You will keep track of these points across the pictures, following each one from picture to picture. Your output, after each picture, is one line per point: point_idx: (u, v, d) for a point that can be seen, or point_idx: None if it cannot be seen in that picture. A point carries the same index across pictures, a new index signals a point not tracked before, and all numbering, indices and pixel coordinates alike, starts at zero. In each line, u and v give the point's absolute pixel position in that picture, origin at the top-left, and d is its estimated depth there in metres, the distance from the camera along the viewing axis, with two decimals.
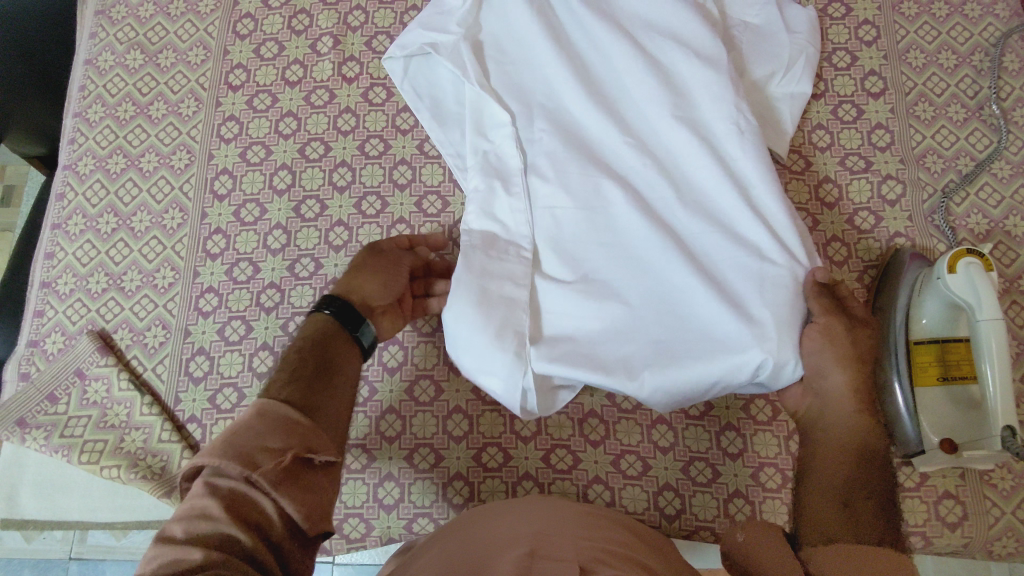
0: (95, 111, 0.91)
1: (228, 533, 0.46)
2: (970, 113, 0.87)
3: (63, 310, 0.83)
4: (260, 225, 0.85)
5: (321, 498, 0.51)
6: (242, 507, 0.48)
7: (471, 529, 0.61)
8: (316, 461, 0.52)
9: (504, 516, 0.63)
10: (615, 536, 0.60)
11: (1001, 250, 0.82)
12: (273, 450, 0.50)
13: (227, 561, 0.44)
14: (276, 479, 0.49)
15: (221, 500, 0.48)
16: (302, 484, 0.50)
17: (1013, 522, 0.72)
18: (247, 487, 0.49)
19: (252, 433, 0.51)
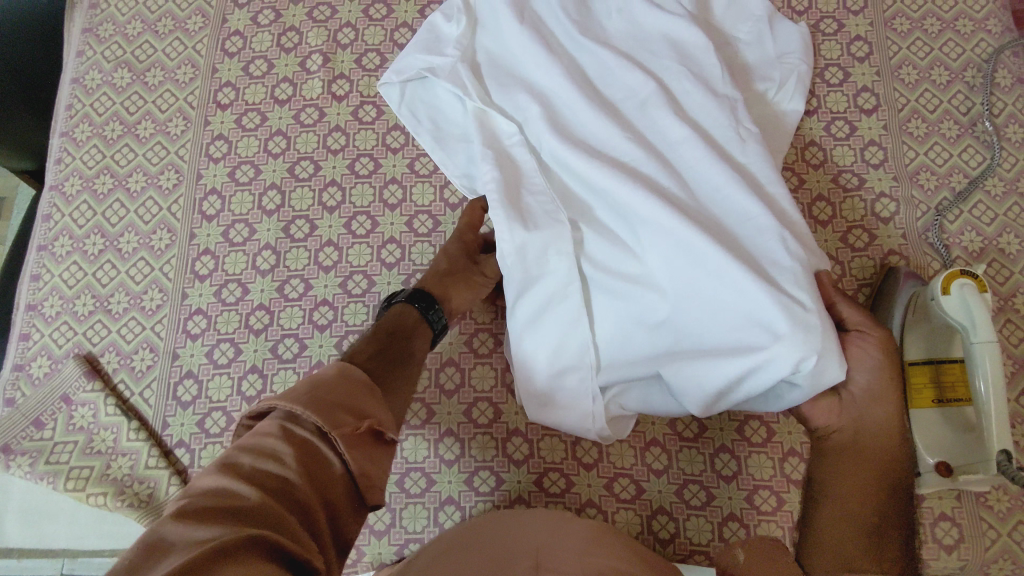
0: (82, 130, 0.90)
1: (291, 478, 0.46)
2: (963, 130, 0.87)
3: (49, 333, 0.82)
4: (248, 246, 0.84)
5: (378, 472, 0.52)
6: (310, 458, 0.49)
7: (474, 540, 0.61)
8: (383, 438, 0.53)
9: (507, 528, 0.63)
10: (619, 548, 0.60)
11: (995, 267, 0.81)
12: (351, 414, 0.52)
13: (286, 509, 0.44)
14: (351, 440, 0.50)
15: (292, 446, 0.48)
16: (367, 453, 0.51)
17: (1009, 544, 0.72)
18: (318, 440, 0.49)
19: (333, 393, 0.53)
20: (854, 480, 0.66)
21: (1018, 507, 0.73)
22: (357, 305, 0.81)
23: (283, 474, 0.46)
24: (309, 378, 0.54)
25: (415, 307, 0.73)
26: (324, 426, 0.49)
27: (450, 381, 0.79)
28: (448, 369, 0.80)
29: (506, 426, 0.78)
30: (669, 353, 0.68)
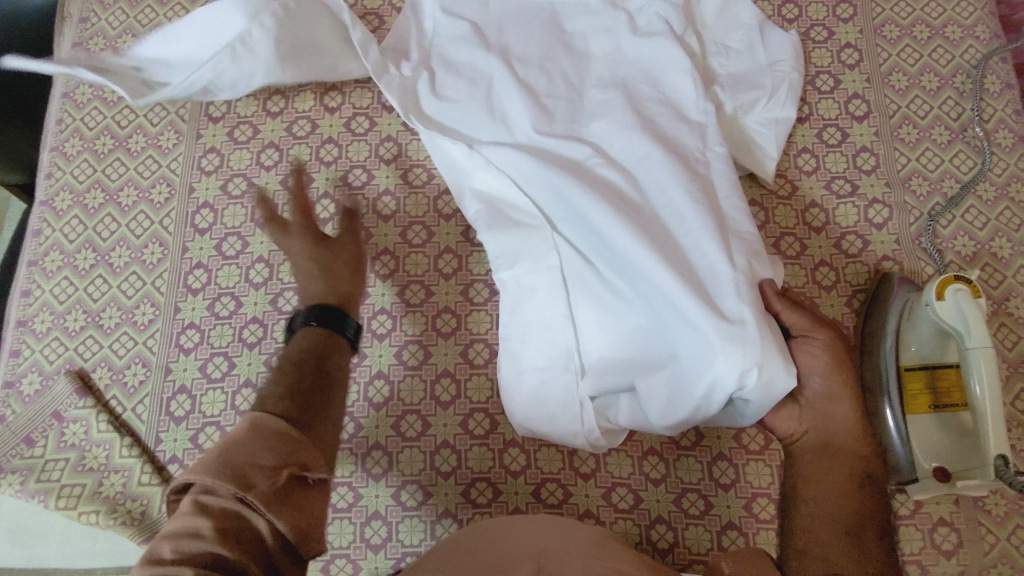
0: (72, 144, 0.89)
1: (215, 551, 0.44)
2: (953, 135, 0.88)
3: (40, 350, 0.81)
4: (241, 259, 0.83)
5: (312, 518, 0.50)
6: (233, 525, 0.46)
7: (479, 543, 0.61)
8: (310, 479, 0.51)
9: (513, 531, 0.63)
10: (622, 555, 0.61)
11: (988, 272, 0.81)
12: (267, 467, 0.49)
13: None
14: (274, 497, 0.47)
15: (213, 520, 0.46)
16: (296, 503, 0.49)
17: (1008, 548, 0.72)
18: (236, 504, 0.47)
19: (248, 452, 0.50)
20: (834, 478, 0.63)
21: (1015, 511, 0.73)
22: None
23: (202, 551, 0.43)
24: (220, 441, 0.51)
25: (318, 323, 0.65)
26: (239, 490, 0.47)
27: (446, 392, 0.79)
28: (444, 381, 0.79)
29: (503, 437, 0.77)
30: (637, 368, 0.68)
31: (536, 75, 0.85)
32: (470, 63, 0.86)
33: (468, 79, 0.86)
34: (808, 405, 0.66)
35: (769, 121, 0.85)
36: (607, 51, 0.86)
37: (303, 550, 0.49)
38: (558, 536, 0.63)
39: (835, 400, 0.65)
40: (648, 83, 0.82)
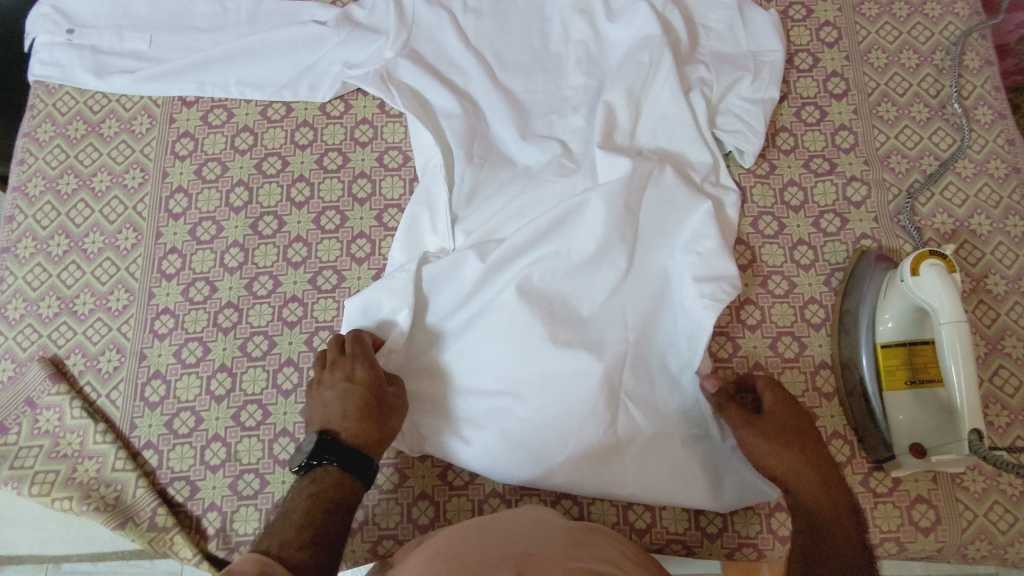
0: (44, 130, 0.88)
1: None
2: (933, 113, 0.87)
3: (13, 337, 0.80)
4: (216, 244, 0.83)
5: None
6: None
7: (458, 548, 0.59)
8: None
9: (490, 534, 0.61)
10: (601, 553, 0.58)
11: (966, 249, 0.81)
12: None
13: None
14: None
15: None
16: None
17: (985, 524, 0.72)
18: None
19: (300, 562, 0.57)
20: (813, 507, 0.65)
21: (992, 488, 0.73)
22: (328, 301, 0.80)
23: None
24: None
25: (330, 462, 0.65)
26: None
27: None
28: None
29: None
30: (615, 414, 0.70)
31: (513, 60, 0.86)
32: (450, 51, 0.86)
33: (447, 70, 0.86)
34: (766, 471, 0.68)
35: (752, 110, 0.83)
36: (588, 37, 0.86)
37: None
38: (536, 534, 0.60)
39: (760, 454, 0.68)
40: (630, 59, 0.81)
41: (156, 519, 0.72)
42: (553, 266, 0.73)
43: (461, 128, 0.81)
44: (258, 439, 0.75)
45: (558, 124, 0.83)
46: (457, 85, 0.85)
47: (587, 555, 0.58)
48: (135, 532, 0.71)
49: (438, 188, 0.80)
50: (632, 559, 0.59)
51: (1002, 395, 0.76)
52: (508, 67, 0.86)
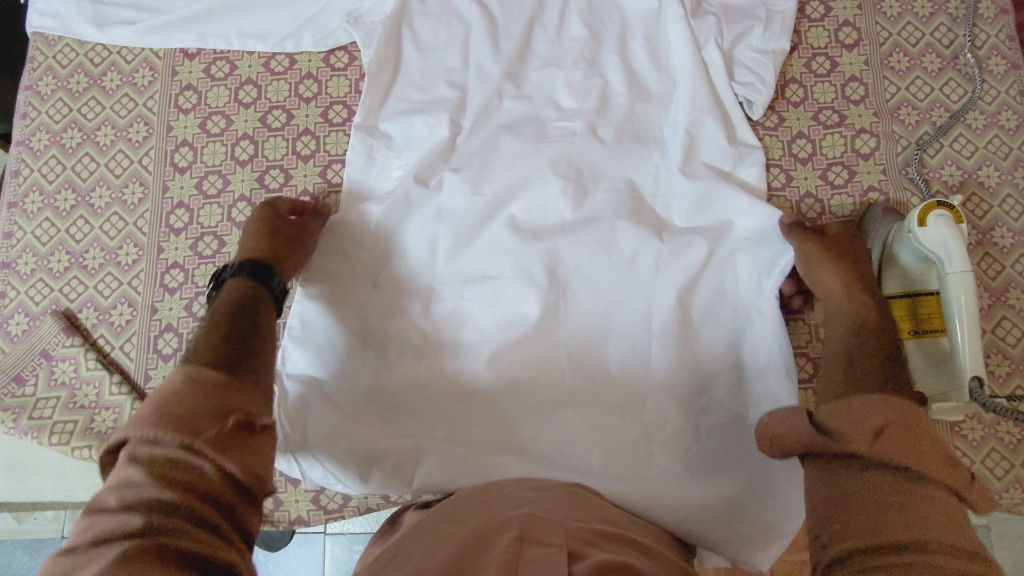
0: (46, 84, 0.87)
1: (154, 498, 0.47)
2: (945, 63, 0.86)
3: (25, 291, 0.81)
4: (223, 198, 0.83)
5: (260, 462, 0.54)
6: (180, 470, 0.49)
7: (464, 513, 0.61)
8: (258, 427, 0.55)
9: (494, 499, 0.63)
10: (602, 514, 0.62)
11: (973, 202, 0.81)
12: (217, 415, 0.53)
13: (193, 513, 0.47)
14: (217, 442, 0.51)
15: (153, 465, 0.49)
16: (247, 449, 0.53)
17: (981, 472, 0.74)
18: (182, 453, 0.50)
19: (194, 396, 0.53)
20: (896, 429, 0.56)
21: (990, 436, 0.75)
22: None
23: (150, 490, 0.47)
24: (156, 396, 0.54)
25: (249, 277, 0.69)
26: (183, 436, 0.50)
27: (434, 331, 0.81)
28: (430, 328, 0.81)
29: None
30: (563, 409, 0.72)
31: (519, 9, 0.84)
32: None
33: (451, 21, 0.84)
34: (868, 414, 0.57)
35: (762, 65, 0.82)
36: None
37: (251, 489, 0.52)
38: (539, 496, 0.63)
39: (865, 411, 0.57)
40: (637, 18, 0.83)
41: None
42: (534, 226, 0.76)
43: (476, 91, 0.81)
44: None
45: (564, 77, 0.82)
46: (459, 37, 0.84)
47: (588, 517, 0.61)
48: None
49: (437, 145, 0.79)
50: (632, 527, 0.63)
51: (1004, 345, 0.77)
52: (515, 15, 0.84)
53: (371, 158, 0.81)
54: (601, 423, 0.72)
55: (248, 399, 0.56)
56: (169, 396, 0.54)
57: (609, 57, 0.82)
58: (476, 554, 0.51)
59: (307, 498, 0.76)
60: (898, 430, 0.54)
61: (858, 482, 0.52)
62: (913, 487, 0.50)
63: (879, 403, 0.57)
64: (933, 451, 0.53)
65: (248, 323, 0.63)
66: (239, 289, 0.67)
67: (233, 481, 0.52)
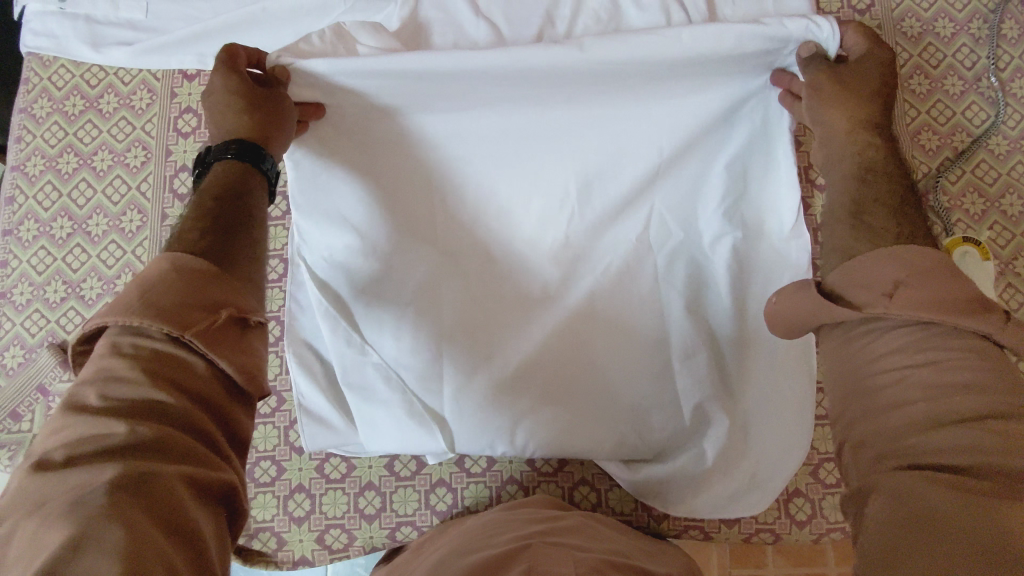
0: (41, 106, 0.85)
1: (152, 397, 0.40)
2: (967, 86, 0.83)
3: (21, 322, 0.79)
4: None
5: (254, 358, 0.46)
6: (170, 368, 0.42)
7: (469, 549, 0.59)
8: (254, 322, 0.47)
9: (500, 533, 0.61)
10: (614, 546, 0.61)
11: (996, 231, 0.79)
12: (205, 306, 0.44)
13: (176, 437, 0.40)
14: (211, 335, 0.43)
15: (143, 361, 0.42)
16: (241, 344, 0.45)
17: None
18: (170, 346, 0.43)
19: (169, 286, 0.44)
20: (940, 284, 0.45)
21: None
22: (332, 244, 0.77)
23: (140, 395, 0.40)
24: (138, 281, 0.45)
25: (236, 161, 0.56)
26: (173, 329, 0.42)
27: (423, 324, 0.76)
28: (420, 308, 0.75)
29: None
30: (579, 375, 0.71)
31: None
32: None
33: None
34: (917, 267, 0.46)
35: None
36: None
37: (251, 391, 0.46)
38: (551, 525, 0.62)
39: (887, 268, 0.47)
40: None
41: None
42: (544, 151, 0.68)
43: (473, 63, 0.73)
44: (273, 426, 0.78)
45: None
46: None
47: (601, 547, 0.60)
48: None
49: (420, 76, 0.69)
50: (645, 558, 0.61)
51: None
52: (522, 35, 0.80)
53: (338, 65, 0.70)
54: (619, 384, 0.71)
55: (238, 291, 0.47)
56: (148, 279, 0.45)
57: None
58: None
59: (312, 536, 0.75)
60: (930, 282, 0.46)
61: (872, 350, 0.46)
62: (939, 352, 0.44)
63: (912, 256, 0.47)
64: (960, 294, 0.45)
65: (238, 210, 0.52)
66: (228, 171, 0.55)
67: (225, 378, 0.45)
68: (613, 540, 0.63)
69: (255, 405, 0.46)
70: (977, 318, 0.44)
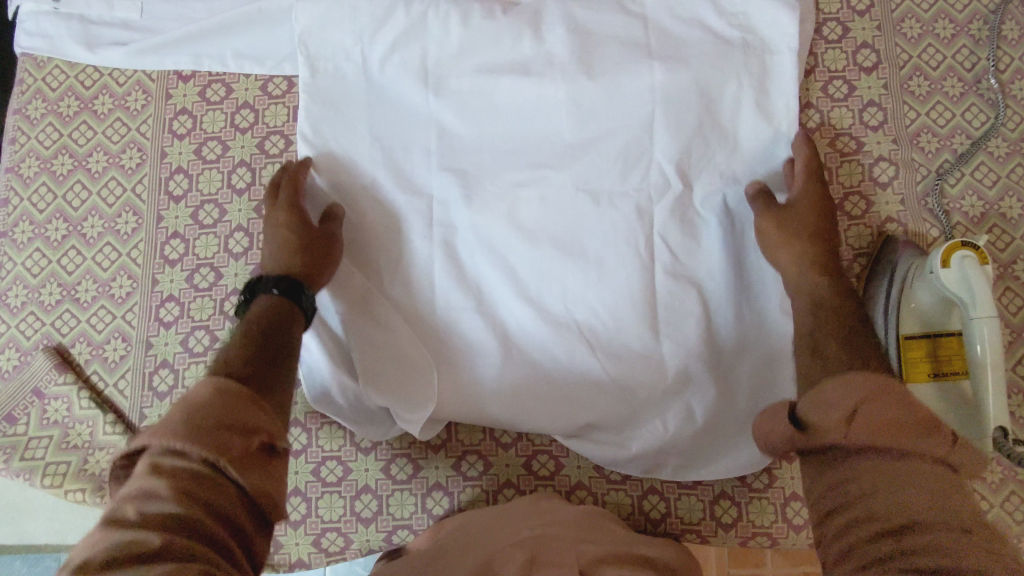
0: (35, 107, 0.84)
1: (172, 512, 0.44)
2: (967, 88, 0.83)
3: (16, 325, 0.78)
4: (220, 228, 0.80)
5: (273, 477, 0.52)
6: (203, 488, 0.47)
7: (471, 539, 0.60)
8: (280, 449, 0.53)
9: (502, 522, 0.62)
10: (614, 536, 0.61)
11: (995, 233, 0.79)
12: (242, 432, 0.51)
13: (197, 547, 0.44)
14: (242, 462, 0.49)
15: (170, 479, 0.46)
16: (263, 468, 0.51)
17: (999, 516, 0.72)
18: (205, 469, 0.48)
19: (205, 405, 0.51)
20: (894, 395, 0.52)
21: (1011, 478, 0.73)
22: None
23: (165, 509, 0.45)
24: (182, 402, 0.51)
25: (275, 292, 0.70)
26: (211, 453, 0.48)
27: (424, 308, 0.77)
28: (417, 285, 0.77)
29: None
30: (581, 341, 0.75)
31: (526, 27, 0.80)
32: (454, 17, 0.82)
33: (446, 35, 0.80)
34: (876, 386, 0.53)
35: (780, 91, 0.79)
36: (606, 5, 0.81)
37: (269, 516, 0.51)
38: (550, 519, 0.62)
39: (835, 395, 0.54)
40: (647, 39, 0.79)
41: None
42: (520, 139, 0.80)
43: (471, 62, 0.80)
44: None
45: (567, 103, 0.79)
46: (456, 51, 0.80)
47: (603, 538, 0.60)
48: None
49: (424, 81, 0.80)
50: (645, 545, 0.62)
51: None
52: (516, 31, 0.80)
53: (345, 80, 0.81)
54: (615, 354, 0.75)
55: (269, 418, 0.54)
56: (192, 400, 0.52)
57: (619, 81, 0.78)
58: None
59: (309, 540, 0.75)
60: (879, 406, 0.52)
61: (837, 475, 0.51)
62: (906, 477, 0.48)
63: (859, 380, 0.54)
64: (908, 411, 0.51)
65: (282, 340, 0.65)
66: (272, 305, 0.69)
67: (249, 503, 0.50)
68: (612, 530, 0.64)
69: (273, 532, 0.52)
70: (930, 439, 0.50)
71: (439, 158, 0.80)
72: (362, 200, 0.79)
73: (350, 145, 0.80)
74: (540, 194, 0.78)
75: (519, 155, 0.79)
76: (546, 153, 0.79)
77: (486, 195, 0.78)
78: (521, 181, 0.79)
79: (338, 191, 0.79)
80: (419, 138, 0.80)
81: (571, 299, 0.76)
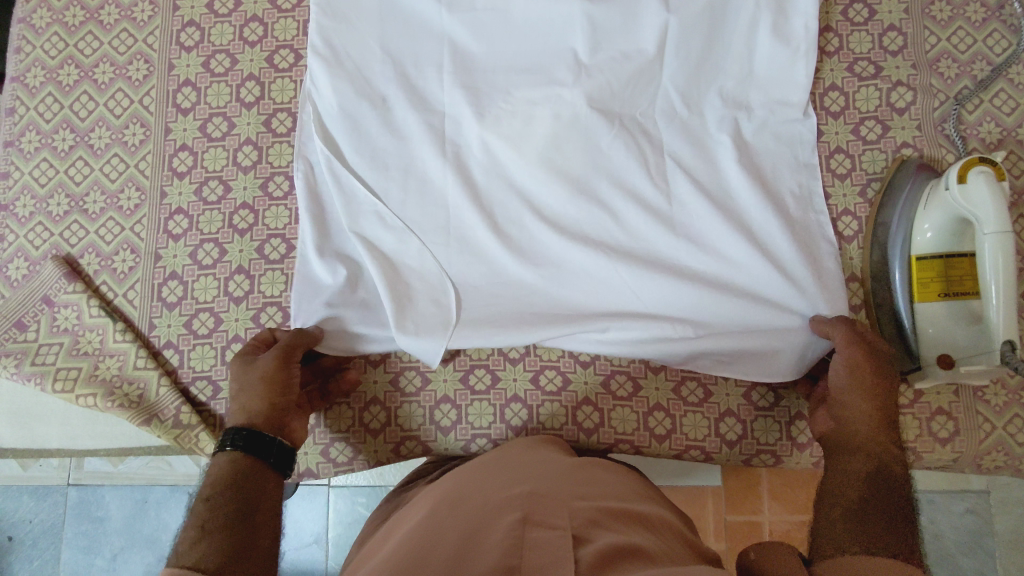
0: (40, 16, 0.83)
1: None
2: (990, 13, 0.81)
3: (24, 235, 0.78)
4: (228, 141, 0.79)
5: None
6: None
7: (463, 489, 0.58)
8: None
9: (497, 474, 0.61)
10: (611, 491, 0.60)
11: (1011, 160, 0.78)
12: None
13: None
14: None
15: None
16: None
17: (1002, 437, 0.73)
18: None
19: None
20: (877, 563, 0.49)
21: (1014, 401, 0.73)
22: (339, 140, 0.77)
23: None
24: None
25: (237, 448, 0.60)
26: None
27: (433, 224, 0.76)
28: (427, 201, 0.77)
29: None
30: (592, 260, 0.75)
31: None
32: None
33: None
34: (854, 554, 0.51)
35: (798, 12, 0.78)
36: None
37: None
38: (545, 473, 0.61)
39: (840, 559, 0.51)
40: None
41: (182, 416, 0.73)
42: (534, 57, 0.78)
43: None
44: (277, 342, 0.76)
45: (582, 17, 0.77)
46: None
47: (599, 491, 0.60)
48: (160, 428, 0.73)
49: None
50: (639, 499, 0.61)
51: None
52: None
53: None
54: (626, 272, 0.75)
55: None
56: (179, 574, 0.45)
57: None
58: (482, 537, 0.49)
59: (317, 450, 0.77)
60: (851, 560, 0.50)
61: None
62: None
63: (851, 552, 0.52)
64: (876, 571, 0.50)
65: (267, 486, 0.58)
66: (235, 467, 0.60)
67: None
68: (608, 482, 0.63)
69: None
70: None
71: (452, 73, 0.78)
72: (371, 114, 0.78)
73: (359, 58, 0.78)
74: (553, 111, 0.77)
75: (533, 73, 0.78)
76: (560, 70, 0.78)
77: (500, 110, 0.78)
78: (535, 98, 0.78)
79: (348, 104, 0.77)
80: (431, 53, 0.79)
81: (583, 215, 0.76)
